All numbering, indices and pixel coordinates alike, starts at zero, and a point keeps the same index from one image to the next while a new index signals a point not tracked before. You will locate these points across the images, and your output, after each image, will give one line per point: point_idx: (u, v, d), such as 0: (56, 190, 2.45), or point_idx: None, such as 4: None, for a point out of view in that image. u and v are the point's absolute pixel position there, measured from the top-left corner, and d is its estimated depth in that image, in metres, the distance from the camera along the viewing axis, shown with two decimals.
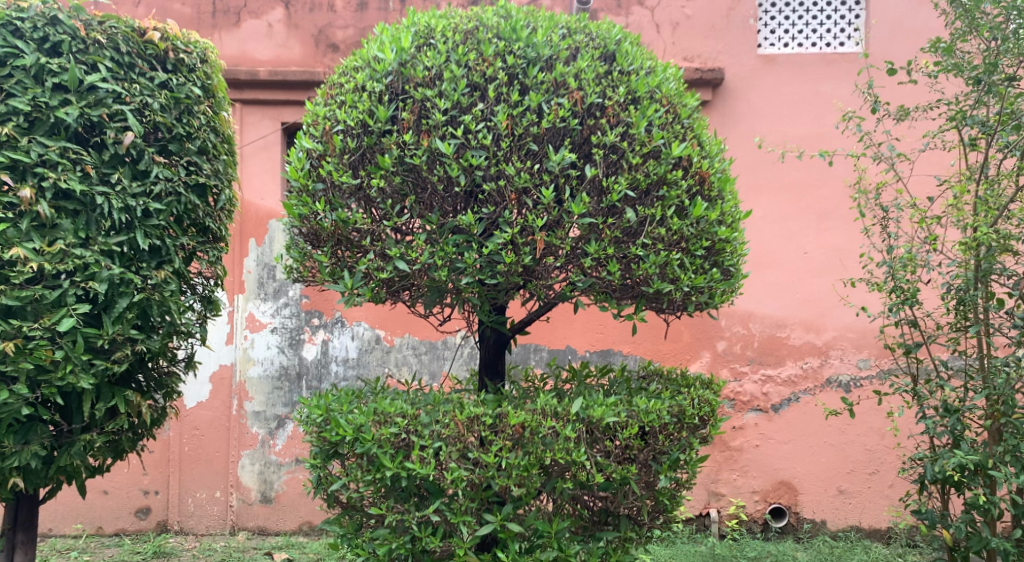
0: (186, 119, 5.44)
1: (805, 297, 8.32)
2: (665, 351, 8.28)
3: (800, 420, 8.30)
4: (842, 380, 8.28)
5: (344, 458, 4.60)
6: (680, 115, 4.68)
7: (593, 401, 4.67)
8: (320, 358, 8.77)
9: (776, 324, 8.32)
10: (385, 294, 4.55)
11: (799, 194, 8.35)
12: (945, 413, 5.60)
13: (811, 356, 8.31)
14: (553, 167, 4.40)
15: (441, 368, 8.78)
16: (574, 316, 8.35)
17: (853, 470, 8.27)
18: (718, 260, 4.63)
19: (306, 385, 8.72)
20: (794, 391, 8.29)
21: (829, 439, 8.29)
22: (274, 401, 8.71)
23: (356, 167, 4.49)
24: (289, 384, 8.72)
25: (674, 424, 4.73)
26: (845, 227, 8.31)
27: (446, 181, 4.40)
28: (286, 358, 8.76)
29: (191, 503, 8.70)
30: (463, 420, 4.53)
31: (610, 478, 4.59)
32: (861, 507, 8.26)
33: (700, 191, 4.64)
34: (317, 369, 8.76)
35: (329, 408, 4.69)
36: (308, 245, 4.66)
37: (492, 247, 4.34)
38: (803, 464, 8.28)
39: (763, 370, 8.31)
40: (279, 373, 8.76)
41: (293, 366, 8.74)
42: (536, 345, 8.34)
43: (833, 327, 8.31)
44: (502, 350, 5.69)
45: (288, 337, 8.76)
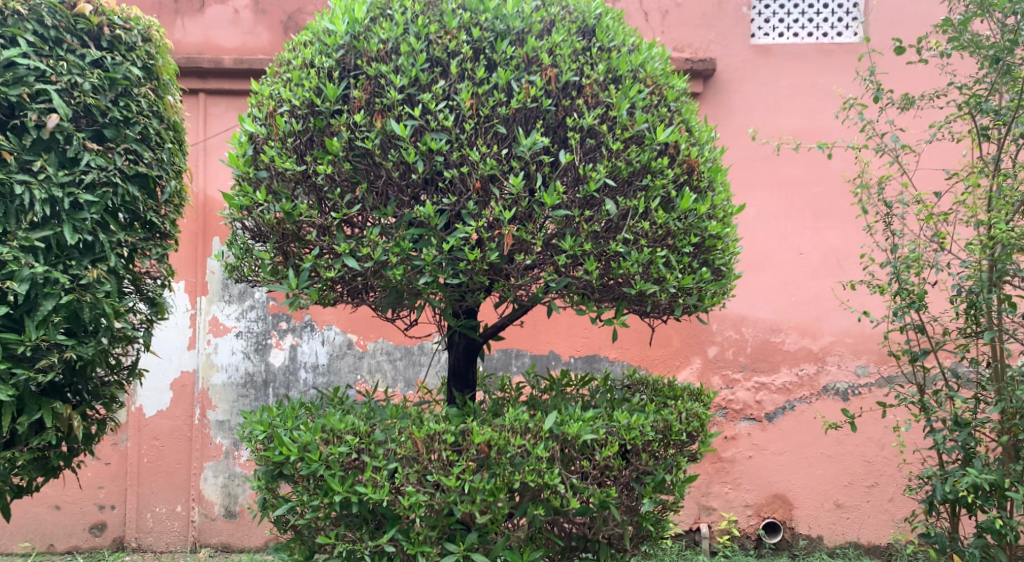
0: (124, 102, 4.95)
1: (801, 299, 7.85)
2: (655, 357, 7.80)
3: (795, 430, 7.83)
4: (839, 388, 7.80)
5: (290, 479, 4.11)
6: (667, 97, 4.19)
7: (569, 415, 4.19)
8: (287, 365, 8.26)
9: (770, 329, 7.84)
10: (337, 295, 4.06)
11: (795, 191, 7.89)
12: (955, 427, 5.13)
13: (807, 362, 7.83)
14: (524, 153, 3.91)
15: (417, 376, 8.29)
16: (559, 319, 7.87)
17: (851, 483, 7.80)
18: (709, 258, 4.18)
19: (273, 393, 8.22)
20: (788, 399, 7.81)
21: (826, 451, 7.82)
22: (238, 409, 8.20)
23: (302, 151, 4.00)
24: (254, 391, 8.22)
25: (659, 440, 4.25)
26: (843, 226, 7.84)
27: (403, 167, 3.91)
28: (252, 364, 8.26)
29: (149, 518, 8.19)
30: (423, 437, 4.04)
31: (588, 502, 4.11)
32: (859, 522, 7.80)
33: (688, 180, 4.16)
34: (285, 376, 8.25)
35: (273, 422, 4.21)
36: (254, 241, 4.18)
37: (454, 242, 3.86)
38: (798, 477, 7.81)
39: (756, 377, 7.83)
40: (245, 380, 8.25)
41: (259, 373, 8.23)
42: (519, 350, 7.86)
43: (830, 332, 7.83)
44: (473, 358, 5.20)
45: (255, 342, 8.26)
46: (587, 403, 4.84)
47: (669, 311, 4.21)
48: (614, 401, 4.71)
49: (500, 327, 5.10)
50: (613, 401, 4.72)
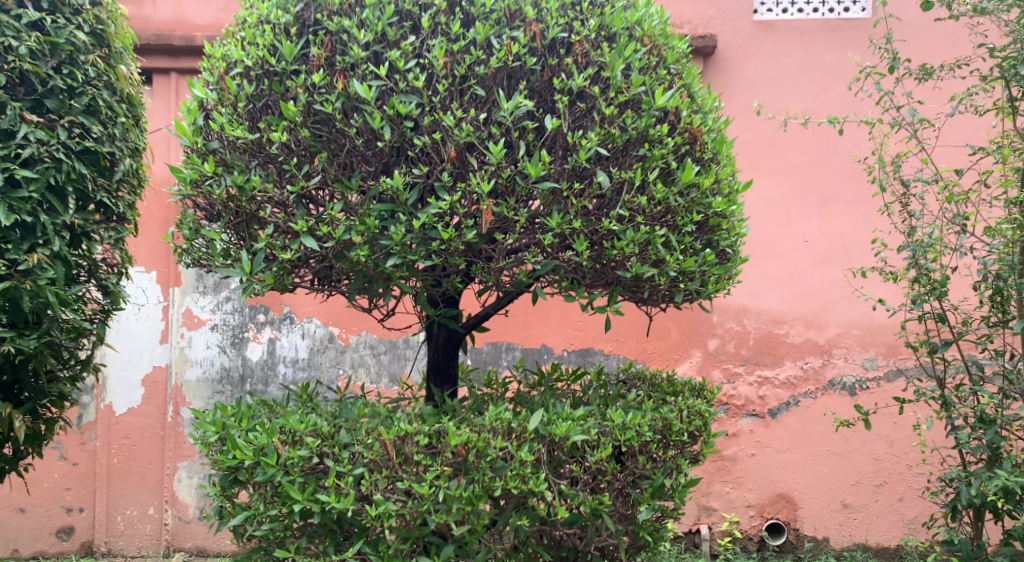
0: (67, 70, 4.56)
1: (806, 289, 7.41)
2: (652, 350, 7.37)
3: (801, 426, 7.39)
4: (846, 382, 7.37)
5: (245, 484, 3.68)
6: (667, 59, 3.75)
7: (557, 414, 3.75)
8: (265, 359, 7.82)
9: (774, 320, 7.41)
10: (297, 280, 3.63)
11: (800, 175, 7.44)
12: (979, 424, 4.68)
13: (812, 355, 7.40)
14: (505, 118, 3.47)
15: (402, 371, 7.85)
16: (552, 309, 7.44)
17: (858, 482, 7.37)
18: (713, 238, 3.76)
19: (250, 389, 7.78)
20: (793, 394, 7.38)
21: (833, 449, 7.39)
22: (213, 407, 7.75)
23: (256, 118, 3.57)
24: (230, 387, 7.77)
25: (657, 441, 3.82)
26: (850, 211, 7.40)
27: (368, 134, 3.47)
28: (228, 359, 7.81)
29: (120, 521, 7.75)
30: (393, 439, 3.60)
31: (578, 510, 3.68)
32: (867, 523, 7.37)
33: (689, 150, 3.73)
34: (263, 371, 7.81)
35: (226, 423, 3.79)
36: (205, 220, 3.73)
37: (425, 218, 3.42)
38: (803, 476, 7.38)
39: (759, 371, 7.40)
40: (220, 376, 7.81)
41: (236, 368, 7.79)
42: (510, 344, 7.42)
43: (837, 323, 7.40)
44: (454, 352, 4.76)
45: (231, 336, 7.82)
46: (578, 400, 4.41)
47: (668, 296, 3.78)
48: (608, 398, 4.28)
49: (484, 317, 4.66)
50: (606, 398, 4.29)
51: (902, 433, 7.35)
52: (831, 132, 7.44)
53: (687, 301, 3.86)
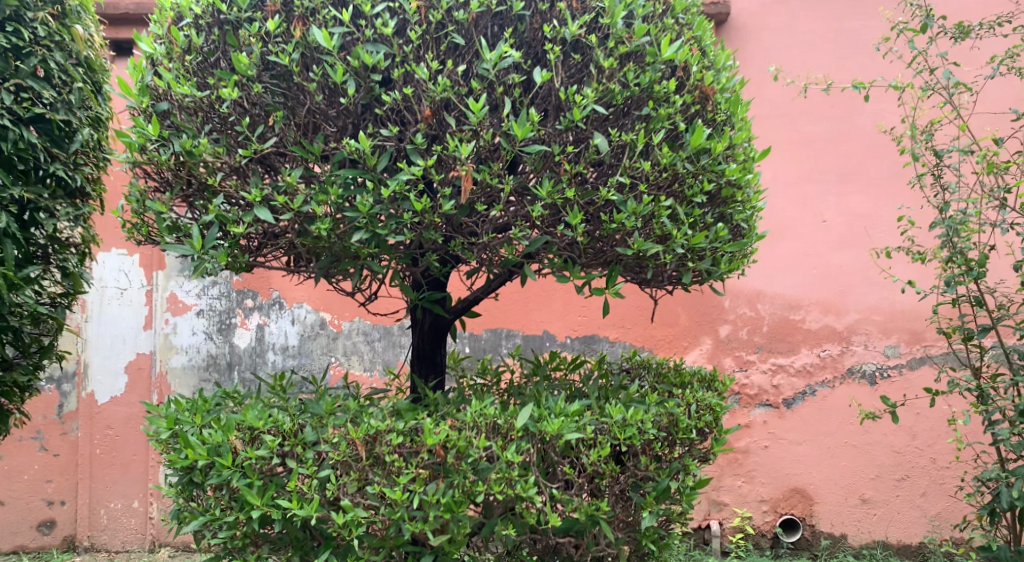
0: (13, 28, 4.21)
1: (823, 272, 6.96)
2: (659, 337, 6.94)
3: (817, 417, 6.96)
4: (866, 370, 6.93)
5: (198, 487, 3.27)
6: (675, 7, 3.32)
7: (549, 408, 3.34)
8: (254, 347, 7.42)
9: (790, 305, 6.97)
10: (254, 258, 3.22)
11: (818, 150, 6.99)
12: (1021, 420, 4.23)
13: (830, 342, 6.95)
14: (488, 71, 3.07)
15: (398, 358, 7.44)
16: (555, 293, 7.01)
17: (878, 476, 6.94)
18: (726, 212, 3.36)
19: (238, 377, 7.38)
20: (809, 383, 6.94)
21: (852, 441, 6.95)
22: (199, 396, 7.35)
23: (204, 73, 3.17)
24: (217, 376, 7.38)
25: (662, 439, 3.40)
26: (871, 189, 6.94)
27: (329, 90, 3.09)
28: (214, 345, 7.41)
29: (103, 514, 7.35)
30: (362, 437, 3.18)
31: (573, 517, 3.27)
32: (887, 520, 6.95)
33: (699, 110, 3.30)
34: (251, 358, 7.41)
35: (178, 418, 3.33)
36: (153, 191, 3.30)
37: (396, 186, 3.00)
38: (820, 469, 6.95)
39: (773, 359, 6.96)
40: (207, 363, 7.41)
41: (222, 355, 7.39)
42: (510, 330, 7.01)
43: (855, 309, 6.95)
44: (441, 340, 4.34)
45: (218, 322, 7.41)
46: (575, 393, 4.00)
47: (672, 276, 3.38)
48: (608, 391, 3.87)
49: (473, 302, 4.24)
50: (606, 391, 3.88)
51: (924, 424, 6.91)
52: (852, 104, 6.99)
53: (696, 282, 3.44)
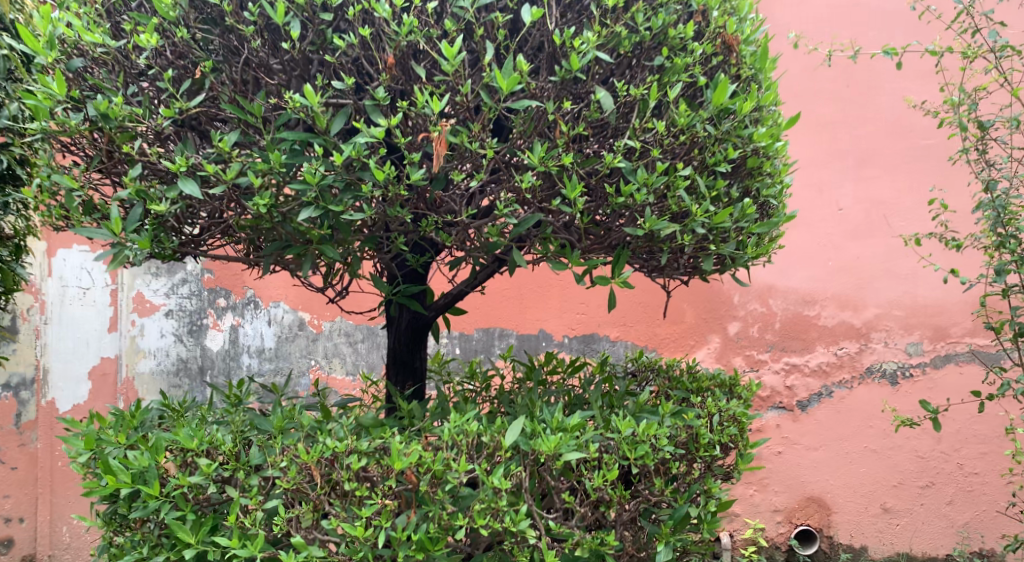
0: None
1: (840, 264, 6.36)
2: (663, 336, 6.39)
3: (834, 420, 6.40)
4: (886, 370, 6.35)
5: (120, 521, 2.70)
6: None
7: (545, 422, 2.79)
8: (227, 349, 6.86)
9: (804, 300, 6.38)
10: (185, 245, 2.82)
11: (834, 132, 6.37)
12: None
13: (846, 340, 6.37)
14: (467, 10, 2.70)
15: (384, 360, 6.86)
16: (551, 290, 6.45)
17: (901, 483, 6.39)
18: (753, 186, 2.89)
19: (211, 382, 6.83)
20: (825, 384, 6.38)
21: (872, 446, 6.40)
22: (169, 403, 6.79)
23: (117, 21, 2.82)
24: (188, 381, 6.83)
25: (677, 457, 2.87)
26: (892, 172, 6.32)
27: (268, 36, 2.76)
28: (185, 348, 6.85)
29: (66, 532, 6.77)
30: (316, 462, 2.62)
31: (572, 553, 2.70)
32: (910, 530, 6.41)
33: (721, 62, 2.84)
34: (225, 362, 6.86)
35: (101, 437, 2.75)
36: (66, 164, 2.80)
37: (350, 148, 2.63)
38: (838, 476, 6.40)
39: (786, 359, 6.39)
40: (177, 368, 6.85)
41: (194, 359, 6.84)
42: (503, 330, 6.47)
43: (875, 304, 6.35)
44: (420, 341, 3.78)
45: (188, 323, 6.84)
46: (571, 405, 3.43)
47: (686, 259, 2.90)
48: (614, 398, 3.34)
49: (457, 297, 3.68)
50: (611, 398, 3.36)
51: (950, 427, 6.36)
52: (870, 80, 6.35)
53: (715, 268, 2.94)
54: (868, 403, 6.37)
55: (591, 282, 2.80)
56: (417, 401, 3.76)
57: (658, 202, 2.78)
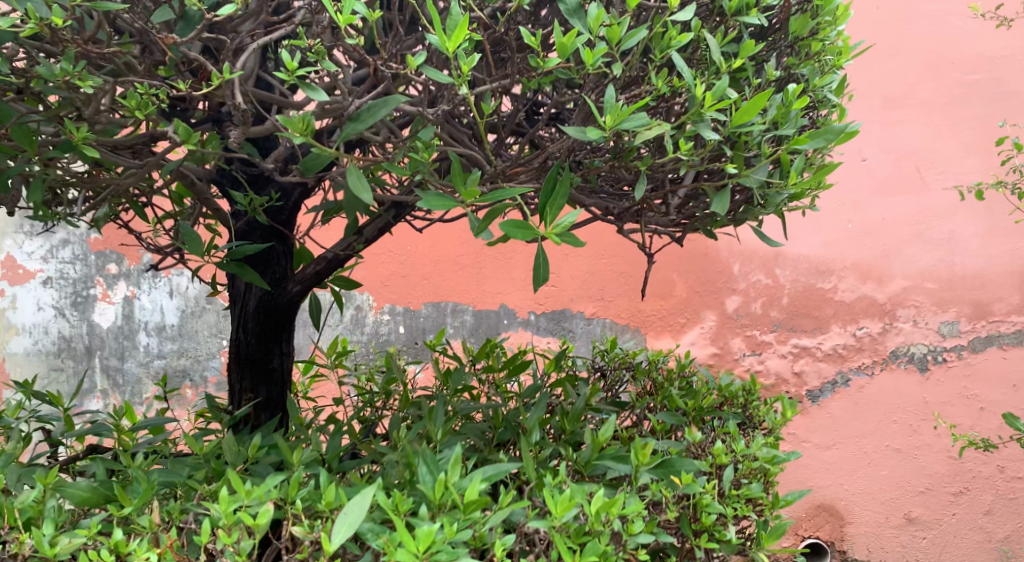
0: None
1: (861, 227, 5.05)
2: (648, 314, 5.12)
3: (851, 414, 5.15)
4: (915, 354, 5.07)
5: None
6: None
7: (423, 488, 1.76)
8: (121, 327, 5.35)
9: (819, 270, 5.06)
10: None
11: (858, 63, 5.02)
12: None
13: (868, 318, 5.07)
14: None
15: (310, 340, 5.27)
16: (515, 257, 5.19)
17: (930, 489, 5.13)
18: (796, 72, 2.00)
19: (100, 366, 5.35)
20: (841, 370, 5.11)
21: (896, 445, 5.13)
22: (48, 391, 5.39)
23: None
24: (73, 364, 5.36)
25: (676, 524, 1.91)
26: (930, 112, 4.99)
27: None
28: (68, 324, 5.37)
29: None
30: None
31: None
32: (940, 544, 5.18)
33: None
34: (118, 342, 5.36)
35: None
36: None
37: None
38: (856, 479, 5.16)
39: (795, 340, 5.11)
40: (59, 347, 5.37)
41: (79, 339, 5.35)
42: (456, 304, 5.20)
43: (902, 276, 5.05)
44: (274, 331, 2.54)
45: (71, 294, 5.35)
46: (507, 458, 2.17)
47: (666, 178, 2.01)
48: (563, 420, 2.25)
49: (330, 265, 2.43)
50: (565, 421, 2.25)
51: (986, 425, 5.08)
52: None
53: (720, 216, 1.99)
54: (891, 393, 5.12)
55: (497, 232, 1.74)
56: (268, 420, 2.54)
57: (635, 83, 1.92)
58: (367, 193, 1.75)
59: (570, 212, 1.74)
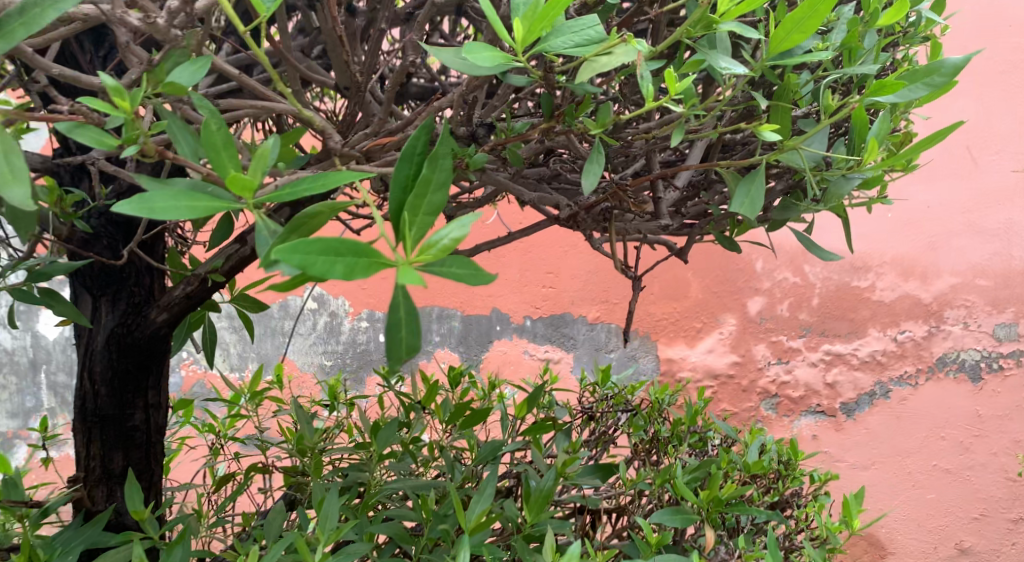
0: None
1: (901, 218, 4.14)
2: (659, 318, 4.30)
3: (892, 431, 4.19)
4: (966, 360, 4.12)
5: None
6: None
7: None
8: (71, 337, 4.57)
9: (853, 266, 4.17)
10: None
11: None
12: None
13: (911, 320, 4.16)
14: None
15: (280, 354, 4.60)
16: (506, 255, 4.39)
17: (985, 516, 4.16)
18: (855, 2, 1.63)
19: (48, 381, 4.56)
20: (879, 381, 4.18)
21: (945, 465, 4.16)
22: None
23: None
24: (17, 382, 4.55)
25: None
26: (986, 82, 4.03)
27: None
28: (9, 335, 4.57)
29: None
30: None
31: None
32: None
33: None
34: (67, 354, 4.57)
35: None
36: None
37: None
38: (901, 508, 4.18)
39: (825, 346, 4.22)
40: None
41: (22, 352, 4.55)
42: (443, 309, 4.43)
43: (950, 272, 4.12)
44: (130, 379, 1.88)
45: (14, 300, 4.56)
46: None
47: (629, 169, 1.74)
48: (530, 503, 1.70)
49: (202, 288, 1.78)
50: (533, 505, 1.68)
51: None
52: None
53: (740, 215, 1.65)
54: (937, 406, 4.16)
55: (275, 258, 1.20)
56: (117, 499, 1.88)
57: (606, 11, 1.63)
58: (16, 186, 1.26)
59: (453, 223, 1.26)
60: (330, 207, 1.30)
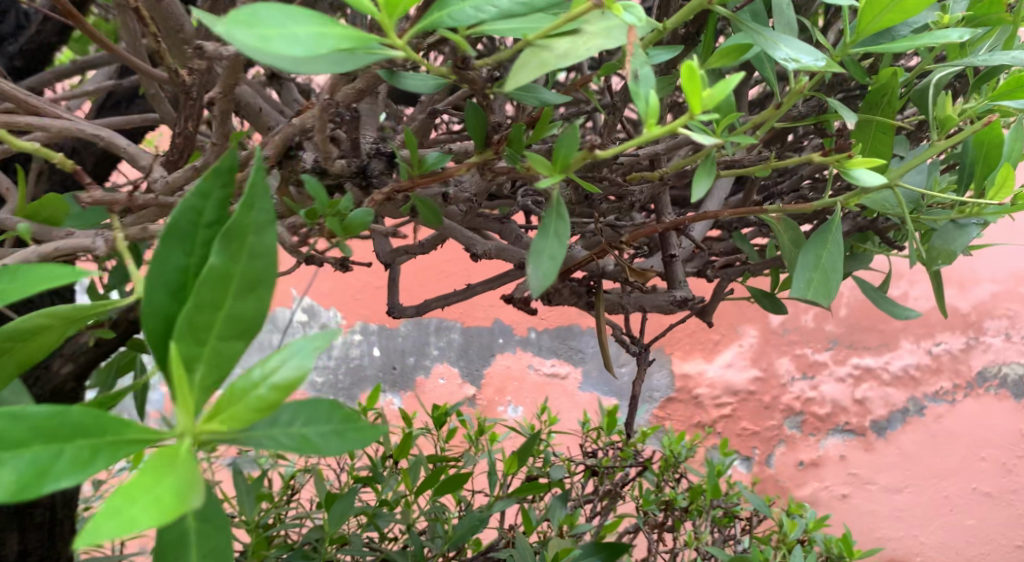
0: None
1: None
2: (675, 332, 3.87)
3: (929, 452, 3.70)
4: (1009, 375, 3.65)
5: None
6: None
7: None
8: None
9: None
10: None
11: None
12: None
13: (948, 332, 3.71)
14: None
15: None
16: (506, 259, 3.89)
17: None
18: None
19: None
20: (913, 397, 3.72)
21: (986, 489, 3.65)
22: None
23: None
24: None
25: None
26: None
27: None
28: None
29: None
30: None
31: None
32: None
33: None
34: None
35: None
36: None
37: None
38: (937, 535, 3.68)
39: (854, 359, 3.77)
40: None
41: None
42: (441, 322, 3.97)
43: (991, 279, 3.67)
44: None
45: None
46: None
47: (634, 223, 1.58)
48: None
49: None
50: None
51: None
52: None
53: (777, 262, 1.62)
54: (978, 425, 3.68)
55: None
56: None
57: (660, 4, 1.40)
58: None
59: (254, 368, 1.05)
60: (61, 315, 1.16)
